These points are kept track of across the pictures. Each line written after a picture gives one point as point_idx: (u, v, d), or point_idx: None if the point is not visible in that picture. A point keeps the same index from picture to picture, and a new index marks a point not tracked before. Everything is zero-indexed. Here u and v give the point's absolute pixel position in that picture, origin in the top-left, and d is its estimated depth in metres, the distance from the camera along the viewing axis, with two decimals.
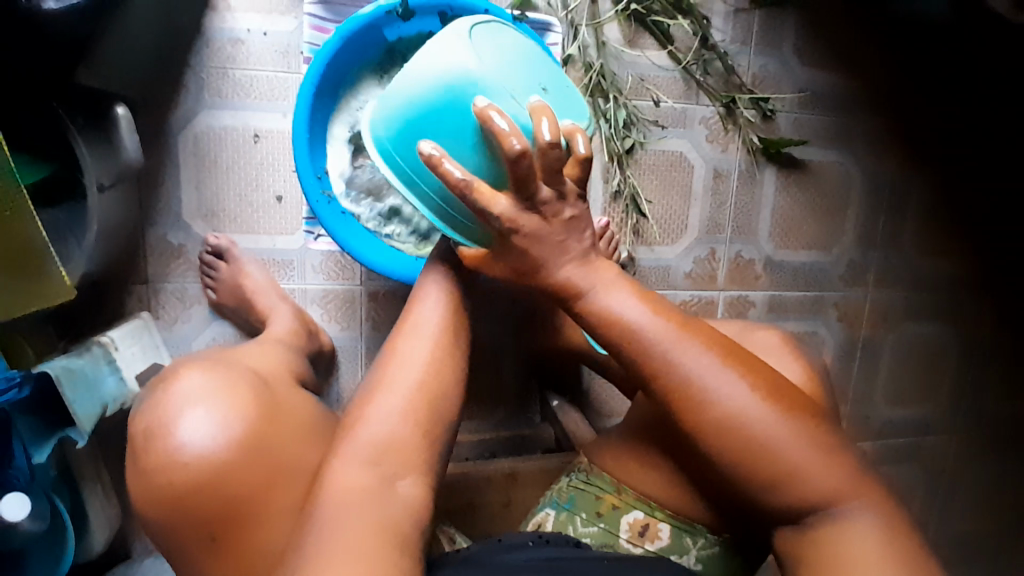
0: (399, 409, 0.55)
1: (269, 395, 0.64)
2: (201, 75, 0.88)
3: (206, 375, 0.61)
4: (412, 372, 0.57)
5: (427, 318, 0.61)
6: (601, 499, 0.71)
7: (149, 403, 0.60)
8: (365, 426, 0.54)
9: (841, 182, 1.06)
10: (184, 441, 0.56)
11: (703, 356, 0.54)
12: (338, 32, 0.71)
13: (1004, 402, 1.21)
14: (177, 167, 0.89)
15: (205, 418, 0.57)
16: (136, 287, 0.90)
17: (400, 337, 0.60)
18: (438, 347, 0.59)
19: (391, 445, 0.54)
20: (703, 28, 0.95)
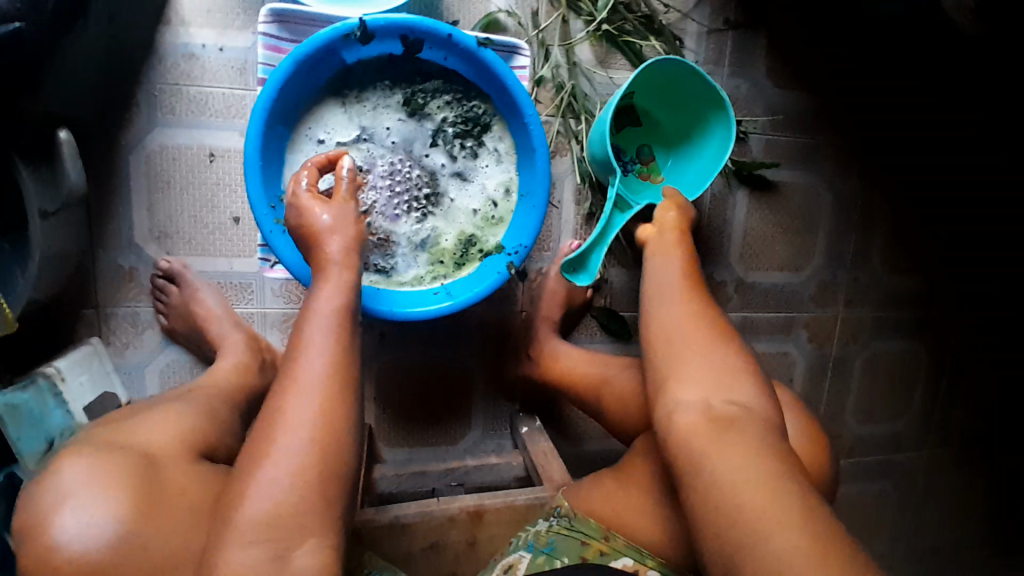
0: (286, 479, 0.52)
1: (160, 479, 0.55)
2: (153, 92, 0.84)
3: (88, 468, 0.53)
4: (298, 437, 0.53)
5: (315, 368, 0.56)
6: (588, 545, 0.71)
7: (30, 492, 0.53)
8: (247, 505, 0.51)
9: (812, 202, 1.04)
10: (64, 544, 0.50)
11: (708, 354, 0.66)
12: (291, 54, 0.67)
13: (976, 416, 1.21)
14: (127, 188, 0.85)
15: (93, 512, 0.50)
16: (86, 312, 0.87)
17: (286, 395, 0.55)
18: (326, 400, 0.55)
19: (283, 514, 0.51)
20: (675, 49, 0.92)
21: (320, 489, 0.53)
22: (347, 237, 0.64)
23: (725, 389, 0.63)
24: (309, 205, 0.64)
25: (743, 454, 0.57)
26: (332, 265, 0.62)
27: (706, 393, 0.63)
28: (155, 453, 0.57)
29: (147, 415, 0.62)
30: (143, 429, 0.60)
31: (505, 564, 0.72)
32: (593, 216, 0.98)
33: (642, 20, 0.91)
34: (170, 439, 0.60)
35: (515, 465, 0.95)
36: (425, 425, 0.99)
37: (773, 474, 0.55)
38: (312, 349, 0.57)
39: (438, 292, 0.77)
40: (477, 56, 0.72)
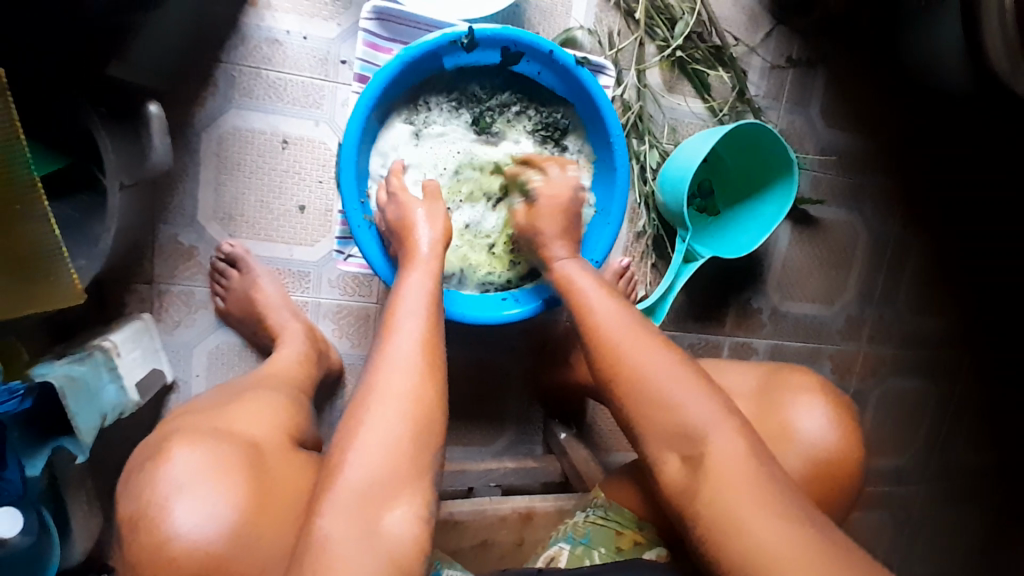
0: (380, 448, 0.52)
1: (266, 470, 0.55)
2: (233, 73, 0.83)
3: (199, 455, 0.53)
4: (390, 411, 0.54)
5: (406, 340, 0.58)
6: (622, 535, 0.72)
7: (136, 481, 0.52)
8: (344, 473, 0.51)
9: (848, 239, 1.09)
10: (180, 536, 0.49)
11: (657, 346, 0.65)
12: (399, 56, 0.69)
13: (972, 454, 1.26)
14: (197, 166, 0.84)
15: (202, 501, 0.50)
16: (140, 286, 0.86)
17: (378, 367, 0.57)
18: (421, 372, 0.57)
19: (377, 480, 0.52)
20: (740, 83, 0.96)
21: (414, 462, 0.53)
22: (436, 231, 0.68)
23: (692, 422, 0.61)
24: (407, 204, 0.69)
25: (744, 491, 0.58)
26: (421, 253, 0.66)
27: (670, 437, 0.62)
28: (258, 444, 0.58)
29: (243, 404, 0.63)
30: (245, 418, 0.60)
31: (546, 557, 0.73)
32: (644, 235, 0.99)
33: (712, 50, 0.94)
34: (271, 429, 0.61)
35: (552, 469, 0.96)
36: (460, 426, 1.00)
37: (763, 506, 0.57)
38: (403, 332, 0.59)
39: (506, 298, 0.78)
40: (572, 73, 0.74)
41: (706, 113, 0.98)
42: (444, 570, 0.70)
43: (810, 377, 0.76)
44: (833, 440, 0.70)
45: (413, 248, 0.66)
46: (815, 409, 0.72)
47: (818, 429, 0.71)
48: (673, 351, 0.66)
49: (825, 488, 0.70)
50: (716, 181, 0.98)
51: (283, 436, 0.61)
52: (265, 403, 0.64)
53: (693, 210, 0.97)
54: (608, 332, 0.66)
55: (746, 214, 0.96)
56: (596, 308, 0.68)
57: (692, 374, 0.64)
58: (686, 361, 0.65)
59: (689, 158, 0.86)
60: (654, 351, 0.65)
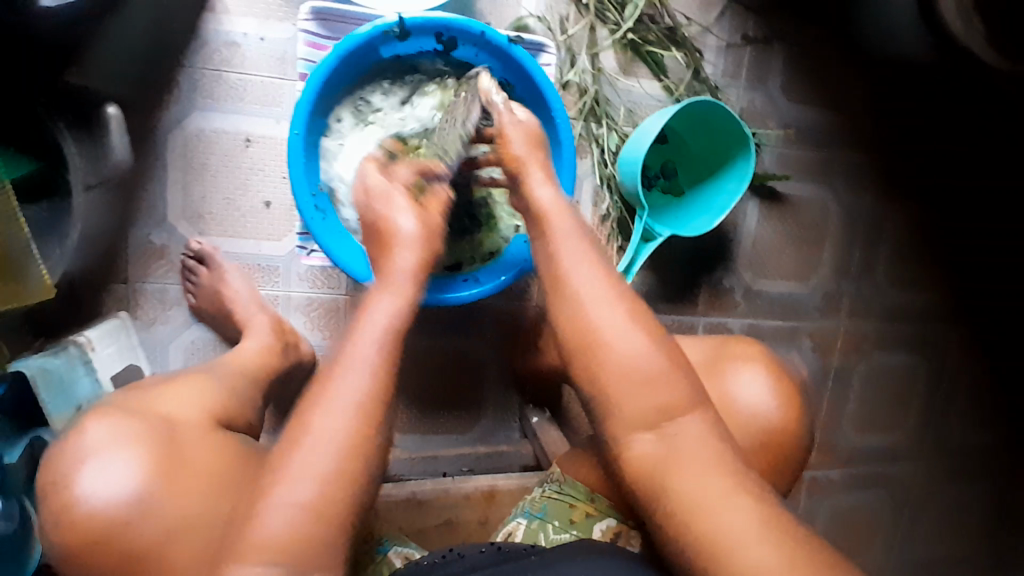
0: (305, 494, 0.51)
1: (178, 443, 0.57)
2: (194, 76, 0.87)
3: (111, 426, 0.56)
4: (320, 456, 0.52)
5: (350, 388, 0.55)
6: (575, 507, 0.72)
7: (55, 453, 0.56)
8: (267, 519, 0.50)
9: (820, 214, 1.08)
10: (86, 498, 0.52)
11: (633, 333, 0.61)
12: (335, 50, 0.72)
13: (968, 430, 1.23)
14: (164, 168, 0.88)
15: (115, 468, 0.53)
16: (116, 286, 0.89)
17: (316, 410, 0.54)
18: (359, 424, 0.54)
19: (297, 532, 0.50)
20: (695, 61, 0.97)
21: (341, 509, 0.52)
22: (417, 254, 0.64)
23: (665, 404, 0.59)
24: (379, 200, 0.67)
25: (704, 478, 0.57)
26: (396, 278, 0.62)
27: (643, 419, 0.60)
28: (176, 421, 0.60)
29: (169, 386, 0.65)
30: (171, 399, 0.63)
31: (504, 532, 0.73)
32: (608, 218, 1.00)
33: (665, 32, 0.96)
34: (195, 408, 0.63)
35: (524, 453, 0.98)
36: (435, 415, 1.00)
37: (719, 474, 0.57)
38: (351, 368, 0.56)
39: (467, 279, 0.80)
40: (506, 53, 0.76)
41: (664, 94, 0.99)
42: (392, 547, 0.70)
43: (757, 347, 0.77)
44: (774, 408, 0.71)
45: (389, 270, 0.62)
46: (756, 377, 0.72)
47: (757, 396, 0.71)
48: (650, 332, 0.62)
49: (776, 452, 0.70)
50: (677, 160, 0.99)
51: (206, 416, 0.63)
52: (197, 385, 0.67)
53: (656, 191, 0.98)
54: (583, 311, 0.63)
55: (708, 189, 0.96)
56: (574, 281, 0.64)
57: (674, 370, 0.61)
58: (671, 352, 0.62)
59: (643, 139, 0.88)
60: (621, 321, 0.62)
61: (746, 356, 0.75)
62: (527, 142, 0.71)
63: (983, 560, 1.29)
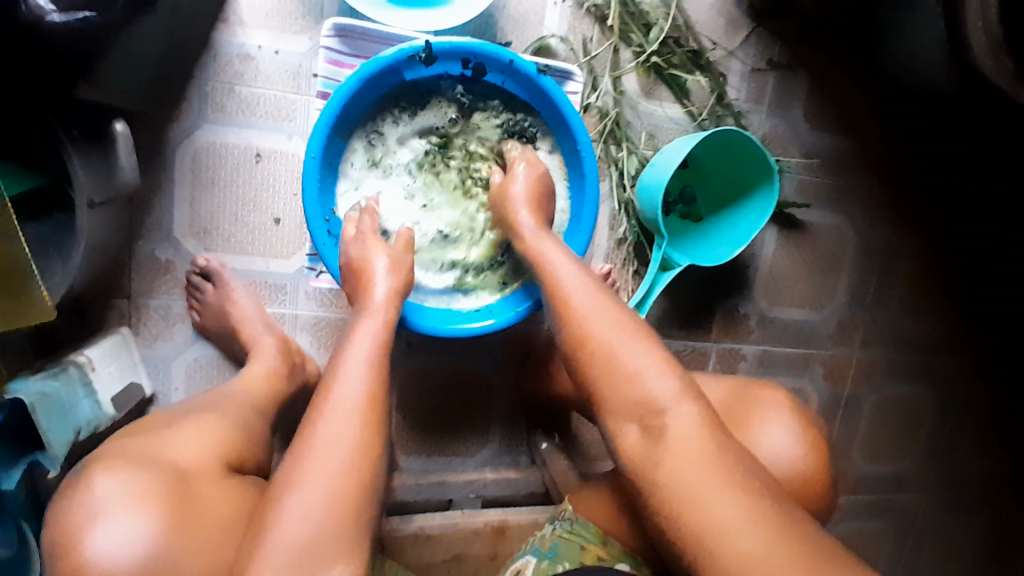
0: (318, 503, 0.53)
1: (191, 493, 0.55)
2: (205, 88, 0.84)
3: (119, 480, 0.53)
4: (327, 464, 0.54)
5: (348, 397, 0.58)
6: (586, 550, 0.68)
7: (59, 510, 0.53)
8: (282, 529, 0.52)
9: (837, 242, 1.07)
10: (98, 560, 0.50)
11: (623, 329, 0.62)
12: (357, 73, 0.70)
13: (976, 462, 1.22)
14: (172, 182, 0.85)
15: (123, 529, 0.51)
16: (119, 302, 0.86)
17: (317, 421, 0.57)
18: (362, 426, 0.57)
19: (311, 544, 0.51)
20: (719, 86, 0.95)
21: (354, 514, 0.54)
22: (395, 279, 0.67)
23: (647, 395, 0.59)
24: (367, 244, 0.69)
25: (699, 467, 0.55)
26: (375, 301, 0.65)
27: (629, 409, 0.59)
28: (185, 467, 0.58)
29: (178, 427, 0.63)
30: (178, 440, 0.61)
31: (513, 570, 0.70)
32: (625, 242, 0.98)
33: (690, 55, 0.93)
34: (205, 452, 0.61)
35: (533, 480, 0.95)
36: (442, 441, 0.98)
37: (716, 474, 0.55)
38: (346, 379, 0.59)
39: (481, 310, 0.79)
40: (535, 83, 0.75)
41: (686, 119, 0.96)
42: None
43: (779, 394, 0.75)
44: (800, 459, 0.69)
45: (369, 290, 0.66)
46: (787, 429, 0.70)
47: (786, 449, 0.69)
48: (627, 320, 0.63)
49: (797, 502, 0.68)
50: (697, 186, 0.97)
51: (217, 460, 0.61)
52: (204, 423, 0.64)
53: (673, 217, 0.95)
54: (572, 311, 0.63)
55: (728, 219, 0.94)
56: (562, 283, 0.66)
57: (661, 361, 0.60)
58: (652, 341, 0.62)
59: (666, 165, 0.86)
60: (604, 313, 0.62)
61: (777, 402, 0.73)
62: (529, 179, 0.73)
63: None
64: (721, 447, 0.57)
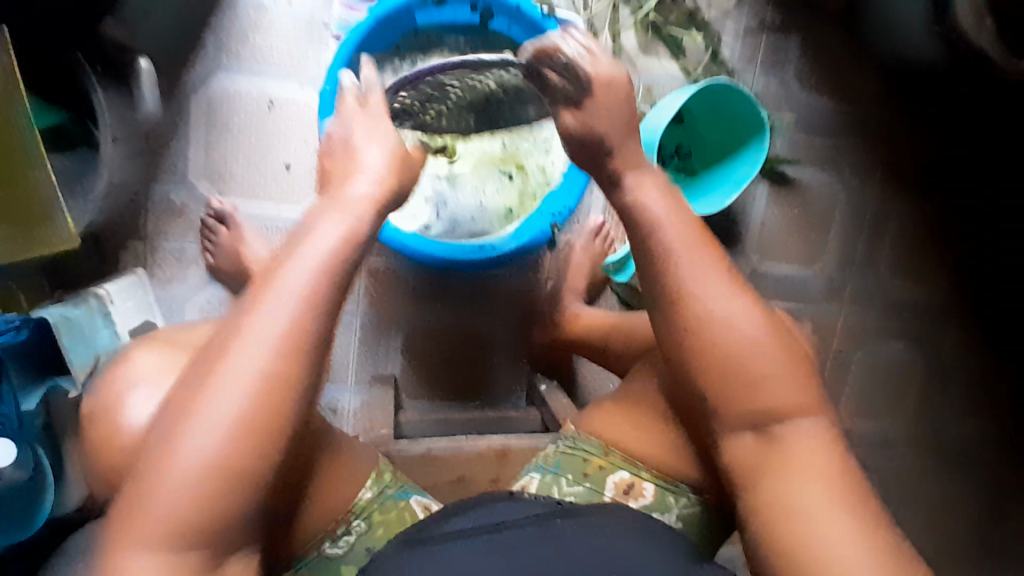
0: (218, 440, 0.47)
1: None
2: (221, 36, 0.88)
3: (157, 359, 0.56)
4: (229, 405, 0.47)
5: (281, 308, 0.50)
6: (589, 461, 0.70)
7: (98, 385, 0.57)
8: (180, 444, 0.47)
9: (827, 201, 1.11)
10: (130, 423, 0.52)
11: (717, 281, 0.61)
12: (372, 12, 0.75)
13: (961, 421, 1.26)
14: (188, 126, 0.89)
15: (148, 397, 0.53)
16: (134, 243, 0.89)
17: (246, 323, 0.50)
18: (284, 349, 0.49)
19: (198, 486, 0.46)
20: (714, 43, 0.99)
21: (254, 451, 0.48)
22: (381, 182, 0.60)
23: (778, 405, 0.59)
24: (353, 128, 0.63)
25: (815, 490, 0.56)
26: (349, 195, 0.58)
27: (748, 414, 0.60)
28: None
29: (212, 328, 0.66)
30: (208, 336, 0.63)
31: (518, 486, 0.72)
32: None
33: (686, 14, 0.98)
34: None
35: (532, 418, 0.96)
36: (447, 383, 1.00)
37: (828, 492, 0.56)
38: (279, 300, 0.50)
39: (482, 247, 0.82)
40: (540, 27, 0.78)
41: (681, 75, 1.01)
42: (413, 494, 0.70)
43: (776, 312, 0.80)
44: None
45: (343, 190, 0.58)
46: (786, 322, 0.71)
47: None
48: (748, 298, 0.62)
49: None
50: (691, 139, 1.01)
51: None
52: None
53: (670, 170, 1.01)
54: (692, 294, 0.61)
55: (721, 169, 0.99)
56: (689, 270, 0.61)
57: (798, 365, 0.60)
58: (782, 334, 0.61)
59: (661, 116, 0.90)
60: (736, 300, 0.61)
61: None
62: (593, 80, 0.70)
63: (971, 552, 1.31)
64: (839, 460, 0.58)
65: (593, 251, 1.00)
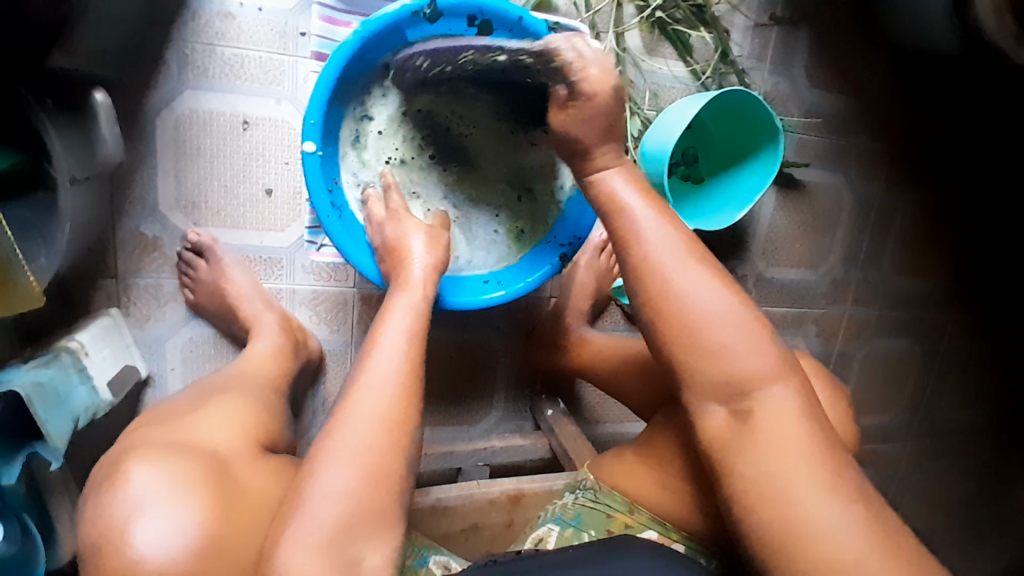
0: (349, 478, 0.52)
1: (232, 481, 0.56)
2: (185, 50, 0.79)
3: (157, 471, 0.53)
4: (356, 445, 0.53)
5: (385, 367, 0.58)
6: (613, 517, 0.68)
7: (96, 504, 0.53)
8: (314, 500, 0.51)
9: (834, 201, 1.07)
10: (144, 558, 0.49)
11: (703, 282, 0.55)
12: (358, 32, 0.66)
13: (956, 410, 1.27)
14: (155, 153, 0.80)
15: (166, 519, 0.50)
16: (106, 282, 0.82)
17: (353, 392, 0.57)
18: (397, 399, 0.57)
19: (342, 526, 0.50)
20: (723, 43, 0.92)
21: (387, 491, 0.53)
22: (434, 257, 0.68)
23: (747, 377, 0.53)
24: (394, 223, 0.70)
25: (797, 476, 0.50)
26: (414, 277, 0.66)
27: (716, 389, 0.54)
28: (222, 455, 0.59)
29: (205, 412, 0.64)
30: (197, 427, 0.62)
31: (533, 538, 0.69)
32: None
33: (694, 9, 0.90)
34: (235, 438, 0.62)
35: (539, 446, 0.93)
36: (446, 406, 0.96)
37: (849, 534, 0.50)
38: (382, 356, 0.59)
39: (488, 281, 0.78)
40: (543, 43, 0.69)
41: (688, 77, 0.94)
42: (432, 557, 0.67)
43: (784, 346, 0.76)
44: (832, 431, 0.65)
45: (406, 261, 0.67)
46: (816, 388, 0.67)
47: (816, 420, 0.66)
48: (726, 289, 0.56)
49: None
50: (698, 147, 0.96)
51: (242, 442, 0.62)
52: (229, 408, 0.66)
53: (675, 178, 0.95)
54: (653, 262, 0.56)
55: (728, 179, 0.94)
56: (648, 235, 0.57)
57: (766, 336, 0.54)
58: (750, 303, 0.55)
59: (671, 127, 0.83)
60: (693, 270, 0.55)
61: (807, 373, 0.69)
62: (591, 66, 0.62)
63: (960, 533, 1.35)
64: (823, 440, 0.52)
65: (597, 267, 0.95)
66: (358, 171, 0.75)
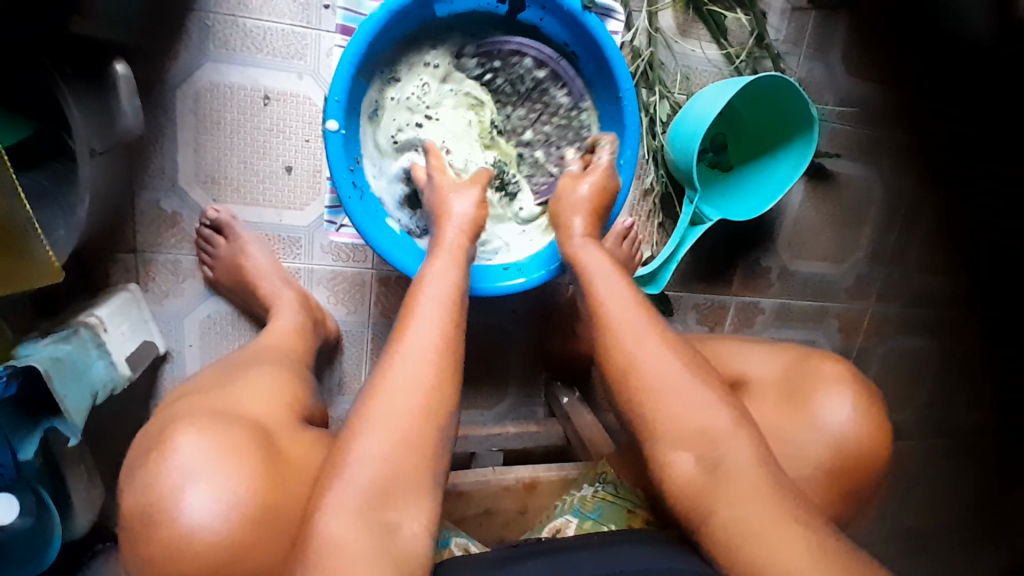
0: (384, 445, 0.52)
1: (277, 446, 0.56)
2: (206, 21, 0.77)
3: (203, 436, 0.53)
4: (395, 412, 0.53)
5: (422, 336, 0.57)
6: (633, 513, 0.68)
7: (135, 478, 0.52)
8: (350, 470, 0.50)
9: (862, 194, 1.04)
10: (189, 524, 0.49)
11: (662, 355, 0.59)
12: (385, 6, 0.65)
13: (971, 411, 1.25)
14: (173, 126, 0.78)
15: (211, 488, 0.50)
16: (123, 255, 0.81)
17: (392, 361, 0.56)
18: (433, 366, 0.56)
19: (380, 493, 0.50)
20: (760, 25, 0.89)
21: (424, 460, 0.53)
22: (475, 224, 0.67)
23: (711, 427, 0.56)
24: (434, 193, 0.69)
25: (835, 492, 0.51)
26: (449, 244, 0.65)
27: (687, 439, 0.55)
28: (263, 422, 0.58)
29: (236, 386, 0.64)
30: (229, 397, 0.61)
31: (552, 528, 0.69)
32: (652, 192, 0.93)
33: None
34: (274, 405, 0.62)
35: (554, 432, 0.92)
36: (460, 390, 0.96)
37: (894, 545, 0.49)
38: (421, 321, 0.58)
39: (509, 268, 0.76)
40: (578, 21, 0.70)
41: (722, 61, 0.91)
42: (453, 538, 0.67)
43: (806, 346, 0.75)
44: (860, 435, 0.63)
45: (447, 220, 0.67)
46: (844, 401, 0.65)
47: (844, 424, 0.64)
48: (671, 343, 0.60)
49: (844, 473, 0.63)
50: (728, 133, 0.92)
51: (277, 412, 0.61)
52: (260, 381, 0.65)
53: (703, 164, 0.91)
54: (611, 331, 0.60)
55: (758, 166, 0.91)
56: (605, 301, 0.62)
57: (717, 396, 0.57)
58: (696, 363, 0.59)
59: (703, 112, 0.80)
60: (649, 345, 0.59)
61: (835, 375, 0.68)
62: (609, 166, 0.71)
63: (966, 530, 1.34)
64: None
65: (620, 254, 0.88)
66: (377, 151, 0.74)
